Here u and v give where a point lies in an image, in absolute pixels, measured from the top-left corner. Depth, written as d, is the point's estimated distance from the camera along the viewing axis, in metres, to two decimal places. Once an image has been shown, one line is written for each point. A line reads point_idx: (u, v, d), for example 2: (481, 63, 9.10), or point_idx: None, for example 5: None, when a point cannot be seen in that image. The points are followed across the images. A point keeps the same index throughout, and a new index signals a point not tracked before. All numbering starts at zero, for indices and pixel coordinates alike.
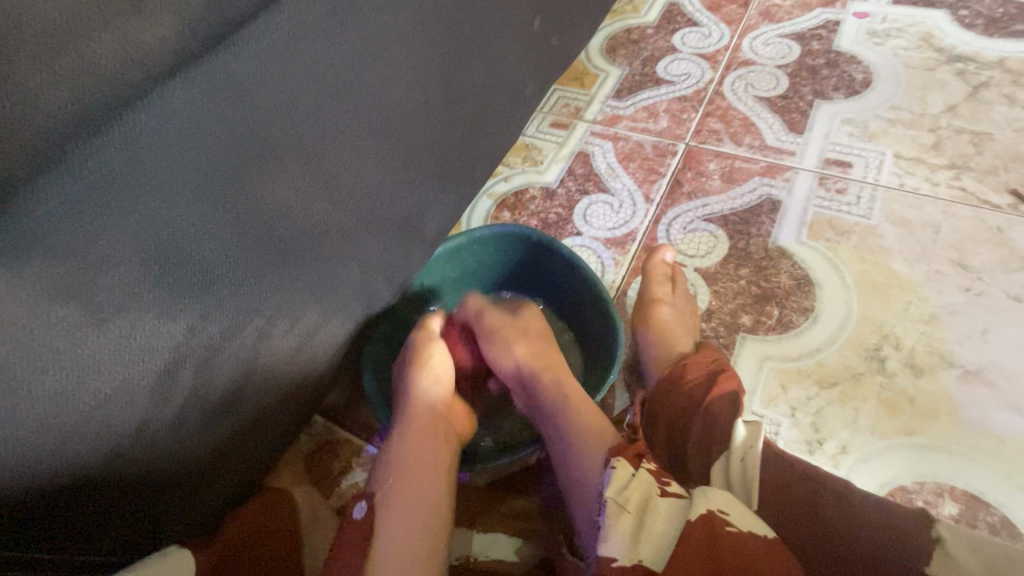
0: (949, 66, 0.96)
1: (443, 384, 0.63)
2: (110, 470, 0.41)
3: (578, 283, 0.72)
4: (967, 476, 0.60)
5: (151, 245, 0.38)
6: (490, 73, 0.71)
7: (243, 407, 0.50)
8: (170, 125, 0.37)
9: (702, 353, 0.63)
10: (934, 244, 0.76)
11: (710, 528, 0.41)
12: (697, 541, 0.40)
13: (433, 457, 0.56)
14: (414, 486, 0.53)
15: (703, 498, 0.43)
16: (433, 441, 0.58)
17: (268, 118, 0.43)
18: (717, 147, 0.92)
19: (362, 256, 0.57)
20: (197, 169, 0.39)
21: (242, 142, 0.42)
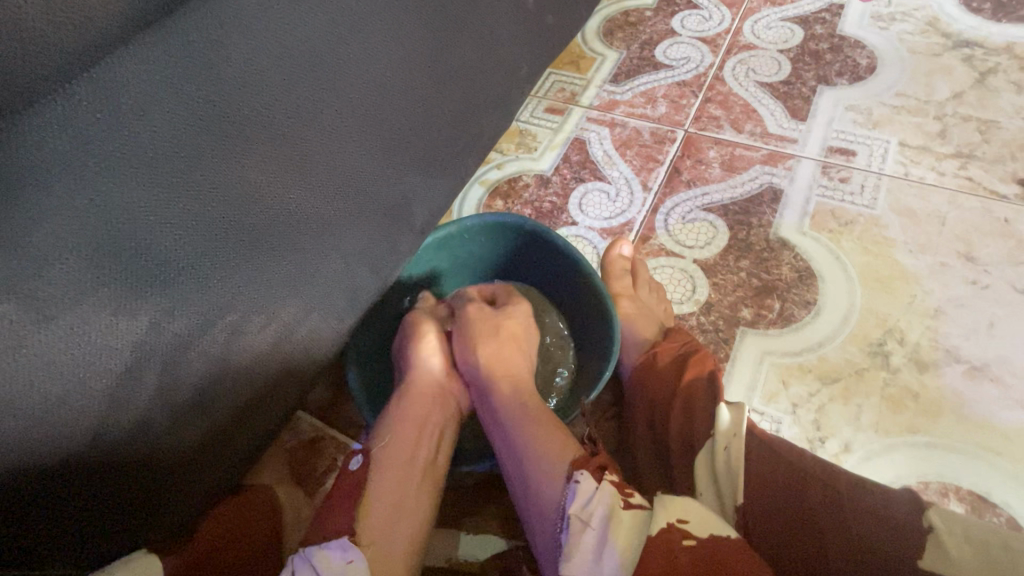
0: (956, 51, 0.93)
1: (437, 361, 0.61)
2: (60, 475, 0.37)
3: (572, 275, 0.69)
4: (973, 475, 0.59)
5: (104, 234, 0.35)
6: (481, 53, 0.67)
7: (217, 408, 0.47)
8: (123, 104, 0.34)
9: (673, 339, 0.64)
10: (939, 235, 0.74)
11: (669, 540, 0.39)
12: (655, 555, 0.39)
13: (428, 421, 0.57)
14: (407, 444, 0.54)
15: (665, 509, 0.41)
16: (431, 405, 0.59)
17: (237, 96, 0.40)
18: (717, 134, 0.89)
19: (345, 247, 0.54)
20: (156, 151, 0.37)
21: (206, 122, 0.39)
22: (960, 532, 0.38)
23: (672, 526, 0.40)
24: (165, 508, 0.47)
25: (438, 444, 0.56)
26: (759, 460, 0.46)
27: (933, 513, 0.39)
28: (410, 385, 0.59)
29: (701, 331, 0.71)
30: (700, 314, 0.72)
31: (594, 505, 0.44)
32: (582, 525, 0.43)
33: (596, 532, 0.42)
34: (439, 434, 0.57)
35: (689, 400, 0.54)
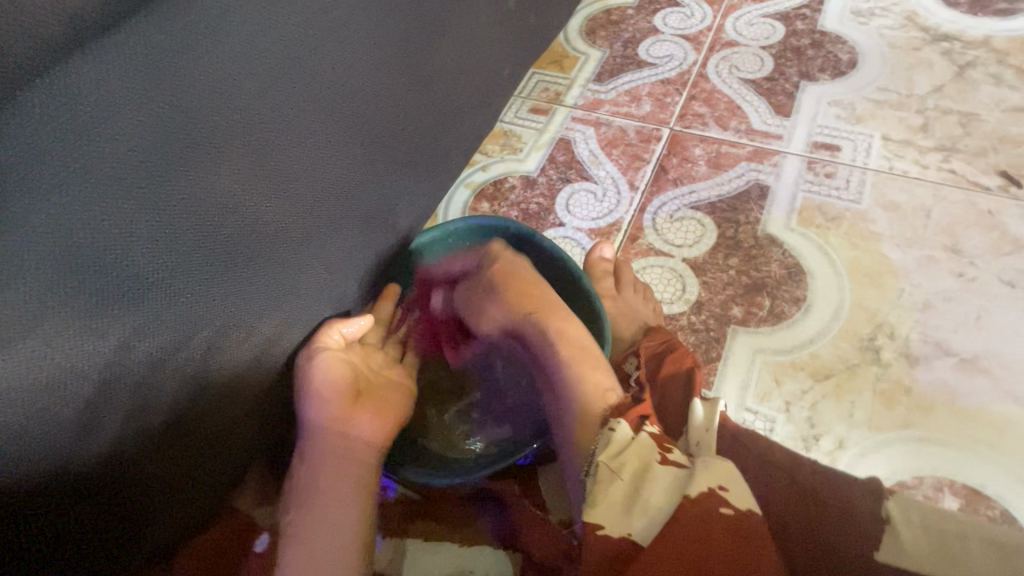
0: (935, 45, 0.94)
1: (338, 388, 0.54)
2: (22, 508, 0.35)
3: (561, 279, 0.68)
4: (967, 469, 0.59)
5: (65, 250, 0.33)
6: (463, 54, 0.66)
7: (196, 427, 0.45)
8: (85, 113, 0.32)
9: (652, 336, 0.62)
10: (925, 229, 0.74)
11: (704, 503, 0.39)
12: (687, 514, 0.39)
13: (345, 476, 0.51)
14: (317, 509, 0.49)
15: (705, 471, 0.41)
16: (343, 460, 0.51)
17: (209, 101, 0.38)
18: (703, 132, 0.88)
19: (327, 255, 0.52)
20: (124, 161, 0.35)
21: (175, 130, 0.37)
22: (917, 521, 0.40)
23: (710, 490, 0.40)
24: (144, 533, 0.45)
25: (361, 498, 0.51)
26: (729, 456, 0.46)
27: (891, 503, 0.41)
28: (315, 431, 0.52)
29: (692, 330, 0.70)
30: (691, 313, 0.71)
31: (631, 459, 0.44)
32: (615, 473, 0.43)
33: (629, 487, 0.42)
34: (362, 486, 0.51)
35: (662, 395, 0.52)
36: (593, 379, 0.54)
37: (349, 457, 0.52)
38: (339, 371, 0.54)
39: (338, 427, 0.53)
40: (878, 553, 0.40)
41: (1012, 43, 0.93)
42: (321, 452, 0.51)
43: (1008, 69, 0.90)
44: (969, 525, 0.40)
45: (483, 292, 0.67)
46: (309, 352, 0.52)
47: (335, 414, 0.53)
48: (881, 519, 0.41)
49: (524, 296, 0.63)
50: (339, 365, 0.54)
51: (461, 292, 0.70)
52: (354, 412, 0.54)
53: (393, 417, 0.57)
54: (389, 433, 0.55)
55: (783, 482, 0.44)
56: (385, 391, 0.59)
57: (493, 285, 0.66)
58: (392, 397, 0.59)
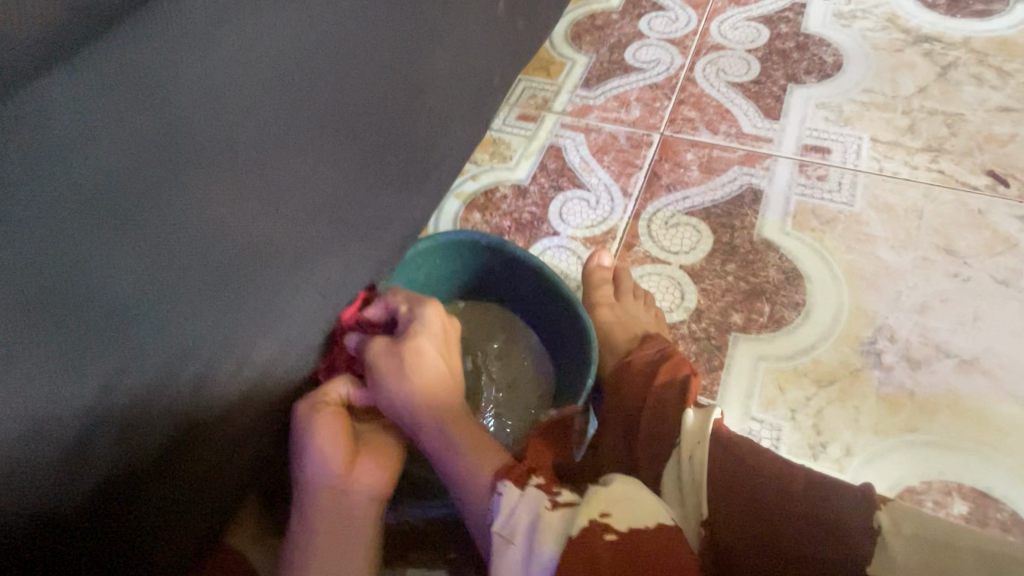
0: (917, 47, 0.95)
1: (338, 447, 0.48)
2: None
3: (545, 293, 0.66)
4: (975, 472, 0.59)
5: (45, 287, 0.31)
6: (453, 62, 0.64)
7: (188, 466, 0.42)
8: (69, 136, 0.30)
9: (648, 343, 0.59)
10: (919, 230, 0.75)
11: (591, 535, 0.36)
12: (574, 557, 0.35)
13: (344, 543, 0.47)
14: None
15: (585, 507, 0.38)
16: (341, 519, 0.48)
17: (201, 122, 0.36)
18: (693, 136, 0.88)
19: (320, 277, 0.50)
20: (106, 188, 0.32)
21: (162, 150, 0.34)
22: (908, 533, 0.34)
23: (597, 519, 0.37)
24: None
25: (360, 556, 0.48)
26: (727, 471, 0.40)
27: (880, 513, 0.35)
28: (311, 494, 0.48)
29: (693, 339, 0.69)
30: (691, 321, 0.70)
31: (521, 515, 0.40)
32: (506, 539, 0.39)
33: (521, 544, 0.38)
34: (365, 551, 0.48)
35: (658, 403, 0.48)
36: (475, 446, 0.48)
37: (346, 515, 0.48)
38: (333, 424, 0.49)
39: (335, 483, 0.48)
40: (870, 567, 0.34)
41: (991, 43, 0.94)
42: (318, 509, 0.48)
43: (989, 70, 0.91)
44: (964, 537, 0.33)
45: (394, 361, 0.52)
46: (309, 407, 0.49)
47: (331, 469, 0.48)
48: (873, 530, 0.35)
49: (443, 356, 0.54)
50: (334, 417, 0.49)
51: (376, 346, 0.52)
52: (357, 469, 0.49)
53: (398, 461, 0.52)
54: (391, 480, 0.50)
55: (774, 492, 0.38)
56: (385, 430, 0.54)
57: (414, 345, 0.52)
58: (393, 437, 0.54)
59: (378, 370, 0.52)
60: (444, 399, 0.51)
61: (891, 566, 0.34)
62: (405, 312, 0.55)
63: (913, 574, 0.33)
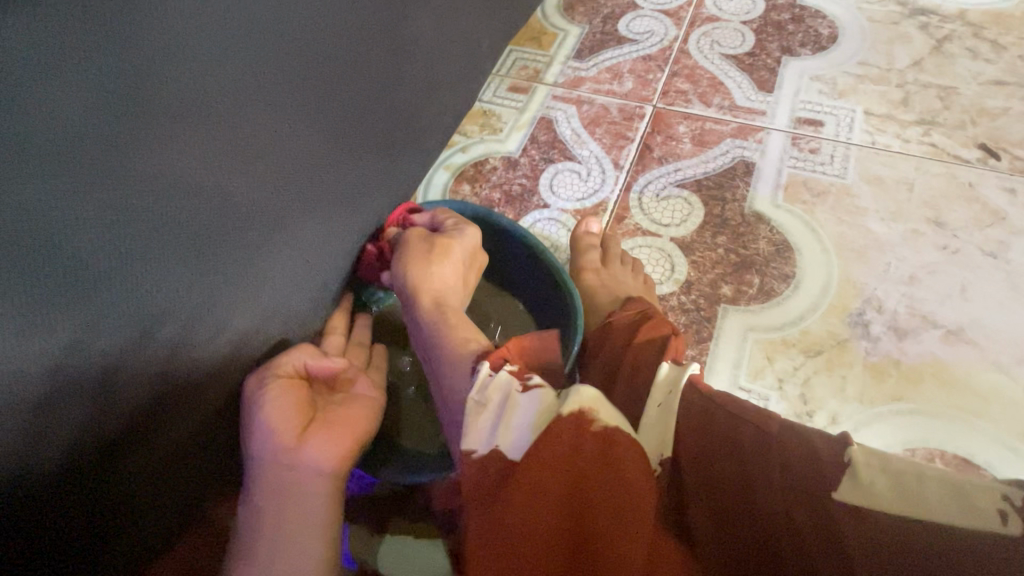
0: (912, 19, 0.94)
1: (282, 418, 0.46)
2: None
3: (529, 263, 0.66)
4: (959, 440, 0.59)
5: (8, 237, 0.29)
6: (440, 25, 0.62)
7: (166, 429, 0.42)
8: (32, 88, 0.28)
9: (630, 305, 0.58)
10: (909, 203, 0.74)
11: (574, 427, 0.36)
12: (557, 441, 0.36)
13: (288, 521, 0.44)
14: (262, 559, 0.42)
15: (573, 395, 0.37)
16: (288, 499, 0.44)
17: (171, 74, 0.35)
18: (686, 108, 0.86)
19: (302, 241, 0.49)
20: (78, 139, 0.31)
21: (127, 101, 0.33)
22: (878, 465, 0.34)
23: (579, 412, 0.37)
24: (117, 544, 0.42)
25: (318, 541, 0.44)
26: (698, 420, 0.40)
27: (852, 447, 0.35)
28: (254, 471, 0.45)
29: (683, 311, 0.69)
30: (681, 293, 0.70)
31: (495, 393, 0.40)
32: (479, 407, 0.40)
33: (493, 414, 0.39)
34: (313, 526, 0.44)
35: (636, 360, 0.47)
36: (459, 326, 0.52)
37: (297, 495, 0.44)
38: (284, 398, 0.47)
39: (284, 459, 0.45)
40: (837, 496, 0.34)
41: (987, 16, 0.93)
42: (266, 489, 0.44)
43: (984, 43, 0.90)
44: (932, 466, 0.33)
45: (423, 248, 0.57)
46: (258, 380, 0.47)
47: (279, 444, 0.45)
48: (842, 461, 0.34)
49: (456, 267, 0.57)
50: (283, 392, 0.47)
51: (411, 236, 0.58)
52: (304, 441, 0.46)
53: (353, 434, 0.49)
54: (347, 456, 0.47)
55: (747, 438, 0.37)
56: (344, 408, 0.51)
57: (446, 243, 0.57)
58: (353, 413, 0.51)
59: (405, 256, 0.57)
60: (449, 301, 0.55)
61: (860, 494, 0.33)
62: (447, 222, 0.60)
63: (879, 500, 0.33)
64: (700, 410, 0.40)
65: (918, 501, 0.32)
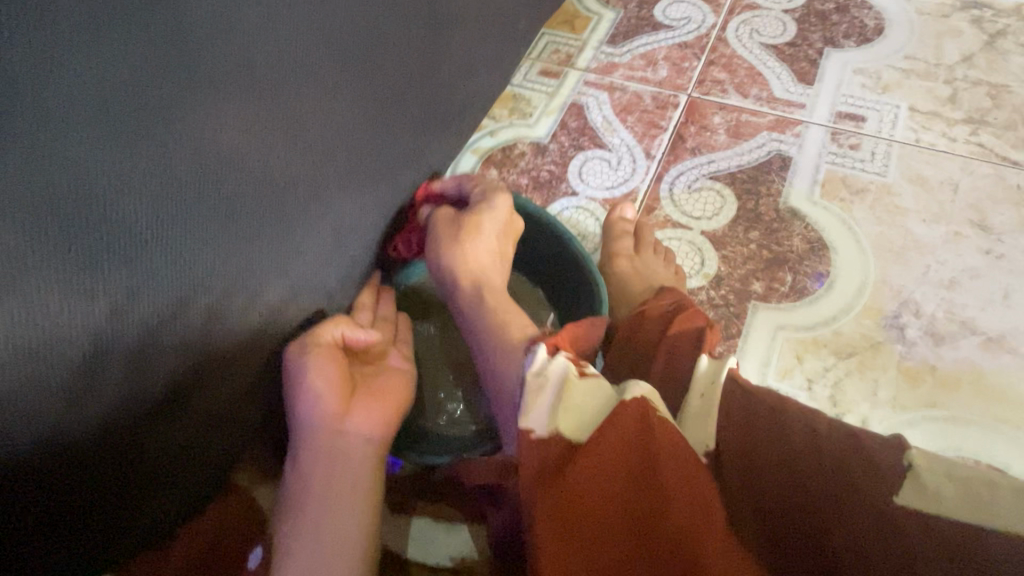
0: (964, 13, 0.90)
1: (333, 384, 0.48)
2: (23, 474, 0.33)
3: (555, 250, 0.65)
4: (993, 450, 0.58)
5: (65, 194, 0.29)
6: (479, 3, 0.61)
7: (199, 399, 0.42)
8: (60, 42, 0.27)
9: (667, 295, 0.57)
10: (952, 204, 0.72)
11: (642, 420, 0.36)
12: (625, 420, 0.36)
13: (337, 485, 0.46)
14: (311, 517, 0.44)
15: (639, 386, 0.38)
16: (338, 464, 0.46)
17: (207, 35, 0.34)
18: (722, 98, 0.84)
19: (333, 218, 0.48)
20: (129, 100, 0.31)
21: (175, 70, 0.33)
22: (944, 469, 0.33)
23: (643, 400, 0.37)
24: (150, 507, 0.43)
25: (362, 506, 0.46)
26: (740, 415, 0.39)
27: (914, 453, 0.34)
28: (305, 436, 0.47)
29: (711, 306, 0.67)
30: (709, 288, 0.68)
31: (550, 370, 0.40)
32: (538, 388, 0.40)
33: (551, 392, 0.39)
34: (359, 491, 0.46)
35: (671, 354, 0.46)
36: (504, 329, 0.50)
37: (345, 461, 0.47)
38: (329, 364, 0.48)
39: (333, 425, 0.47)
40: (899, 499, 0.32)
41: None
42: (315, 454, 0.46)
43: None
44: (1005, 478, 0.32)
45: (451, 229, 0.57)
46: (302, 346, 0.48)
47: (328, 410, 0.47)
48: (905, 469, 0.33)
49: (500, 242, 0.59)
50: (328, 358, 0.48)
51: (441, 214, 0.58)
52: (351, 408, 0.49)
53: (393, 404, 0.51)
54: (388, 427, 0.50)
55: (800, 446, 0.36)
56: (381, 380, 0.53)
57: (473, 219, 0.58)
58: (389, 385, 0.53)
59: (438, 237, 0.57)
60: (487, 276, 0.56)
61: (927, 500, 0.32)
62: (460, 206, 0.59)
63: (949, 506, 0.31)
64: (743, 411, 0.40)
65: (989, 508, 0.31)
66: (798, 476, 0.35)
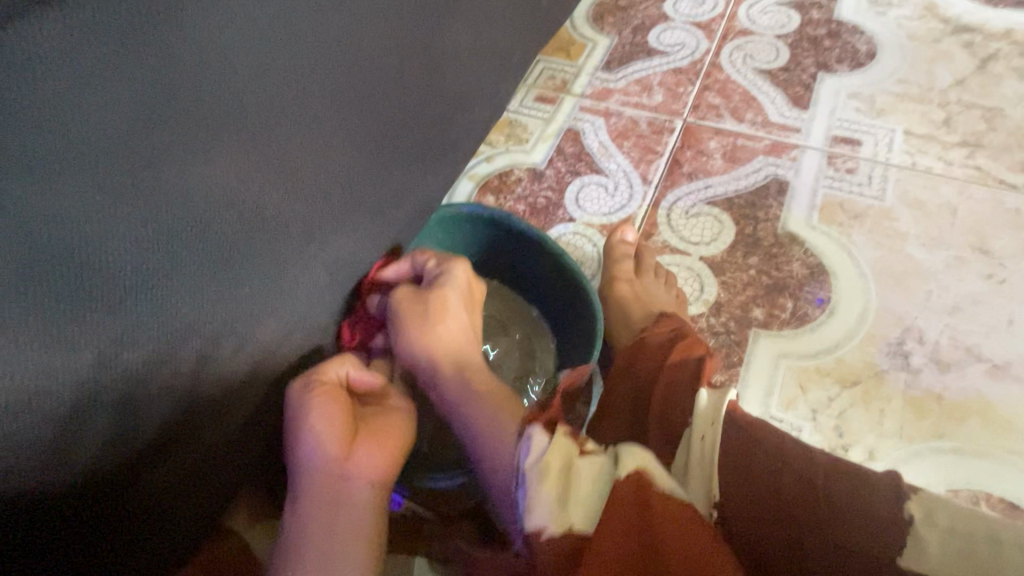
0: (955, 37, 0.91)
1: (335, 425, 0.47)
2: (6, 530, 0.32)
3: (554, 271, 0.65)
4: (1004, 482, 0.57)
5: (62, 249, 0.30)
6: (473, 37, 0.61)
7: (189, 446, 0.41)
8: (40, 93, 0.28)
9: (663, 323, 0.56)
10: (952, 228, 0.72)
11: (638, 492, 0.36)
12: (624, 500, 0.35)
13: (336, 534, 0.44)
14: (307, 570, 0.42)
15: (628, 455, 0.38)
16: (339, 508, 0.45)
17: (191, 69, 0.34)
18: (718, 123, 0.84)
19: (328, 253, 0.47)
20: (124, 150, 0.31)
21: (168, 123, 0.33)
22: (945, 524, 0.32)
23: (639, 474, 0.36)
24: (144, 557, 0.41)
25: (361, 554, 0.44)
26: (738, 446, 0.38)
27: (913, 503, 0.33)
28: (303, 480, 0.45)
29: (712, 333, 0.66)
30: (710, 315, 0.68)
31: (552, 460, 0.39)
32: (540, 479, 0.38)
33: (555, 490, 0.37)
34: (360, 540, 0.44)
35: (669, 387, 0.46)
36: (493, 396, 0.51)
37: (344, 506, 0.45)
38: (329, 404, 0.47)
39: (333, 467, 0.46)
40: (901, 560, 0.31)
41: None
42: (313, 498, 0.45)
43: None
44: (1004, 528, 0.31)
45: (418, 312, 0.56)
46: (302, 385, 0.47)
47: (329, 452, 0.46)
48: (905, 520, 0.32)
49: (466, 312, 0.58)
50: (331, 397, 0.47)
51: (399, 300, 0.56)
52: (353, 448, 0.47)
53: (397, 443, 0.50)
54: (392, 467, 0.48)
55: (794, 481, 0.35)
56: (384, 417, 0.51)
57: (439, 300, 0.56)
58: (393, 423, 0.51)
59: (403, 323, 0.56)
60: (465, 351, 0.55)
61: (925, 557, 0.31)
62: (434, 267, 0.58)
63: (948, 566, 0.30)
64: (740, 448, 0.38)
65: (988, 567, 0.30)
66: (793, 524, 0.34)
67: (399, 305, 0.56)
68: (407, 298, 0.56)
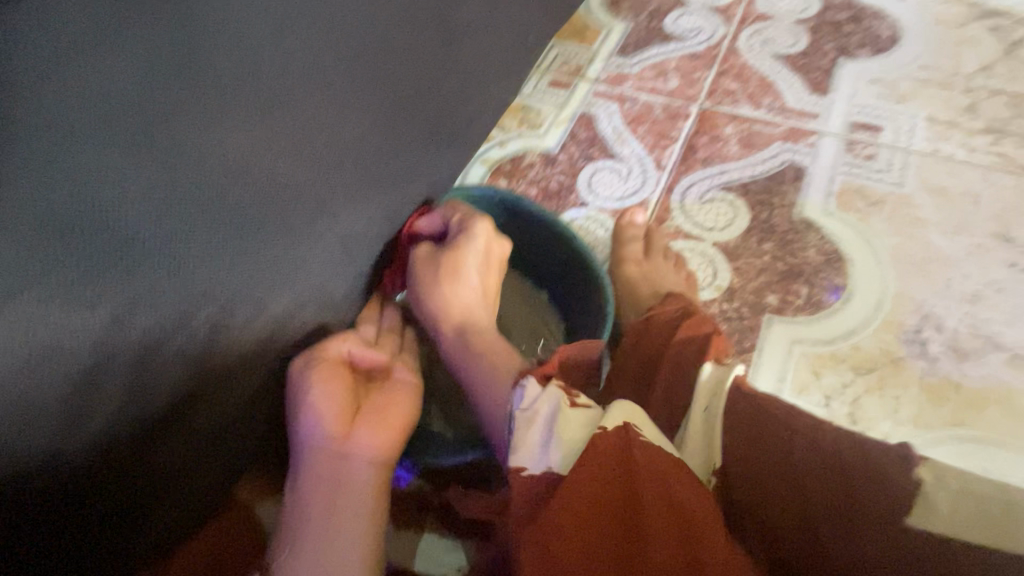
0: (982, 22, 0.88)
1: (334, 402, 0.48)
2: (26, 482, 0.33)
3: (564, 257, 0.64)
4: (1021, 472, 0.56)
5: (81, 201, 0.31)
6: (489, 15, 0.61)
7: (203, 413, 0.41)
8: (63, 53, 0.30)
9: (673, 302, 0.56)
10: (973, 215, 0.70)
11: (622, 451, 0.36)
12: (606, 454, 0.36)
13: (338, 510, 0.45)
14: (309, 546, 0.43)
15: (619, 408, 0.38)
16: (340, 484, 0.46)
17: (206, 38, 0.35)
18: (734, 109, 0.83)
19: (341, 228, 0.47)
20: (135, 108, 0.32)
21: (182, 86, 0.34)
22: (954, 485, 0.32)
23: (625, 428, 0.37)
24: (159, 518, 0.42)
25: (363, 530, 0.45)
26: (747, 417, 0.38)
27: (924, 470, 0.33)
28: (306, 457, 0.47)
29: (725, 318, 0.66)
30: (723, 300, 0.67)
31: (544, 406, 0.40)
32: (529, 422, 0.40)
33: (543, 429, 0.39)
34: (362, 518, 0.45)
35: (676, 365, 0.45)
36: (495, 355, 0.52)
37: (344, 482, 0.46)
38: (329, 381, 0.48)
39: (332, 445, 0.47)
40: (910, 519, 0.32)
41: None
42: (313, 477, 0.46)
43: None
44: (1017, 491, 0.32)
45: (435, 271, 0.57)
46: (304, 362, 0.48)
47: (329, 431, 0.47)
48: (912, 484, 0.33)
49: (482, 271, 0.59)
50: (329, 375, 0.48)
51: (421, 254, 0.58)
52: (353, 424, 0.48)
53: (398, 420, 0.51)
54: (392, 444, 0.49)
55: (810, 459, 0.35)
56: (385, 396, 0.52)
57: (457, 262, 0.58)
58: (394, 401, 0.52)
59: (422, 277, 0.57)
60: (474, 313, 0.57)
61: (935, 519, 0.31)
62: (456, 223, 0.59)
63: (957, 529, 0.31)
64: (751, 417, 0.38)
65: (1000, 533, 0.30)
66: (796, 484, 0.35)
67: (419, 255, 0.57)
68: (425, 253, 0.57)
